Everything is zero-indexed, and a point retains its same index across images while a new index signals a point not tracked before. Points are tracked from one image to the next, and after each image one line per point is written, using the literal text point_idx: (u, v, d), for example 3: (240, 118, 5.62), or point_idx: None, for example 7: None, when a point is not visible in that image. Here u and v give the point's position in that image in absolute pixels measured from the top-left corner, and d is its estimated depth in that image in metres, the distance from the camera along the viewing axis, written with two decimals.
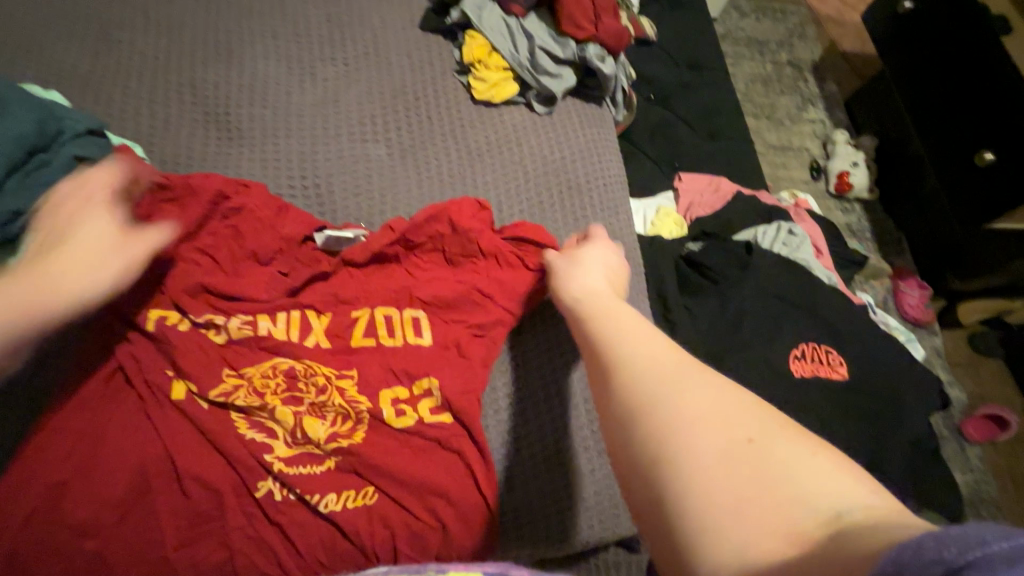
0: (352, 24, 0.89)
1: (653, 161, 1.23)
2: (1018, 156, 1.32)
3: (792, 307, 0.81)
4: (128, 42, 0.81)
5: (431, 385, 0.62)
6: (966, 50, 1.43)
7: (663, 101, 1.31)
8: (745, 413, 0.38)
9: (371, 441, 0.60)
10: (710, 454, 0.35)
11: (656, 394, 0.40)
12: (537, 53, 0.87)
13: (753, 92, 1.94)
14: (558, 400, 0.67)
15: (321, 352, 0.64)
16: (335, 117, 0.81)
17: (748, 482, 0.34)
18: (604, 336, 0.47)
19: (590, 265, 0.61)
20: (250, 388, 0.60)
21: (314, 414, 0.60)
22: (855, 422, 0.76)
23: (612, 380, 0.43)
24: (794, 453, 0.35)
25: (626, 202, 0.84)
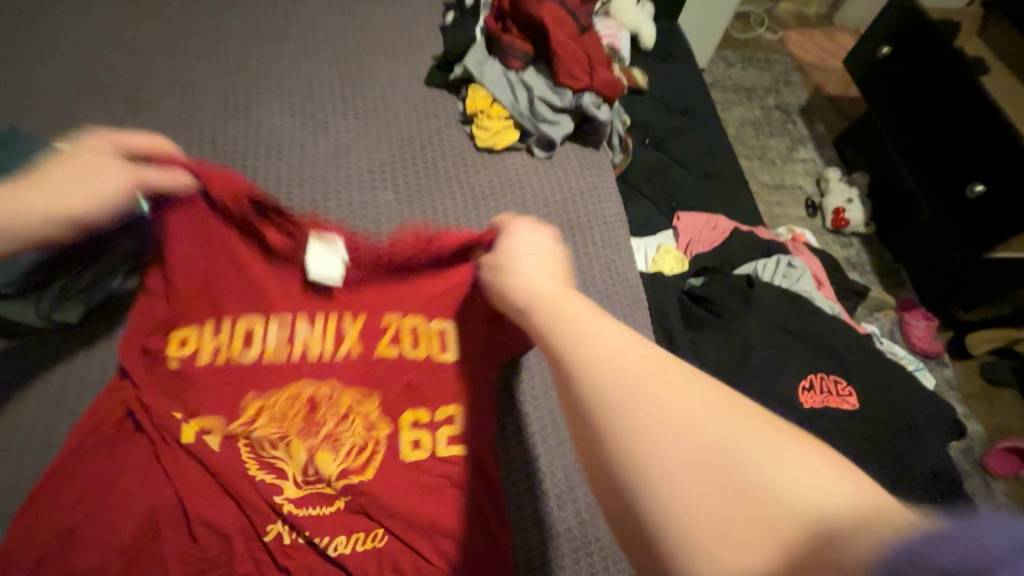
0: (362, 81, 0.95)
1: (651, 202, 1.27)
2: (1008, 186, 1.34)
3: (797, 338, 0.81)
4: (154, 103, 0.86)
5: (452, 409, 0.63)
6: (947, 88, 1.49)
7: (658, 145, 1.36)
8: (709, 401, 0.32)
9: (381, 482, 0.59)
10: (679, 463, 0.30)
11: (613, 398, 0.33)
12: (536, 103, 0.92)
13: (745, 135, 2.02)
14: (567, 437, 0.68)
15: (343, 374, 0.64)
16: (346, 167, 0.85)
17: (722, 488, 0.29)
18: (551, 329, 0.40)
19: (521, 242, 0.53)
20: (270, 417, 0.61)
21: (327, 448, 0.60)
22: (871, 454, 0.75)
23: (567, 386, 0.36)
24: (761, 447, 0.30)
25: (627, 240, 0.86)
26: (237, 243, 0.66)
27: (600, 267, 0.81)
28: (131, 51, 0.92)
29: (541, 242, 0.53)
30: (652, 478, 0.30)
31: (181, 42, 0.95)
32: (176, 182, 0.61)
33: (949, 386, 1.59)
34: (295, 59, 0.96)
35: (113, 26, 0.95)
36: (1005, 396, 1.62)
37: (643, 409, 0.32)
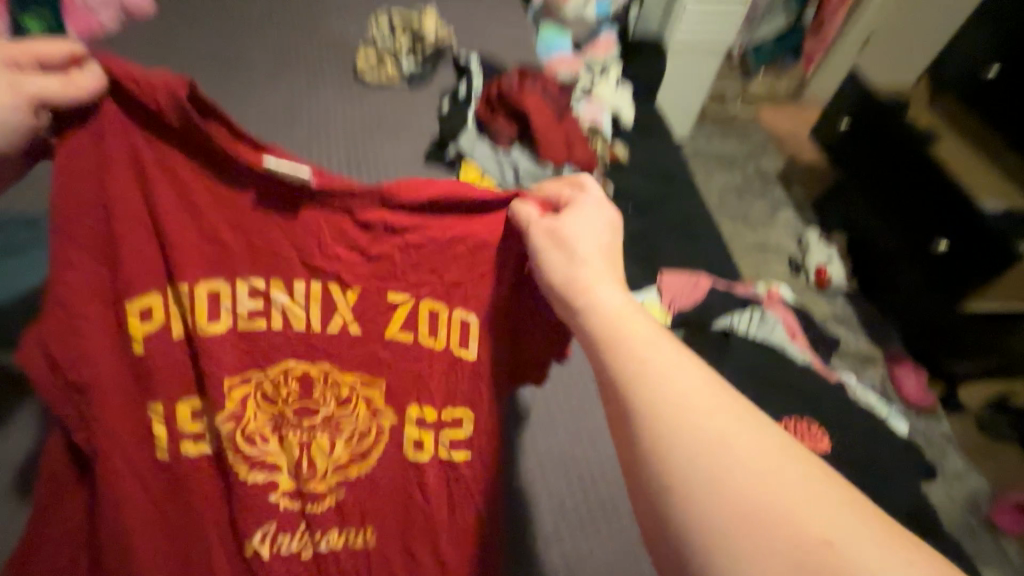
0: (365, 160, 1.06)
1: (637, 262, 1.35)
2: (970, 243, 1.44)
3: (772, 386, 0.85)
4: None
5: (463, 411, 0.60)
6: (905, 157, 1.63)
7: (641, 210, 1.46)
8: (766, 458, 0.36)
9: (376, 488, 0.62)
10: (733, 512, 0.35)
11: (678, 441, 0.37)
12: (520, 176, 1.02)
13: (727, 200, 2.15)
14: (551, 479, 0.71)
15: (337, 351, 0.60)
16: None
17: (790, 554, 0.33)
18: (616, 365, 0.42)
19: (584, 228, 0.51)
20: (263, 394, 0.59)
21: (327, 434, 0.61)
22: None
23: (633, 422, 0.40)
24: (847, 538, 0.33)
25: None
26: (207, 188, 0.53)
27: None
28: None
29: (608, 253, 0.51)
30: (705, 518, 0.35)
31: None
32: (79, 87, 0.45)
33: (946, 439, 1.60)
34: (306, 141, 1.08)
35: None
36: (1005, 450, 1.62)
37: (706, 458, 0.37)
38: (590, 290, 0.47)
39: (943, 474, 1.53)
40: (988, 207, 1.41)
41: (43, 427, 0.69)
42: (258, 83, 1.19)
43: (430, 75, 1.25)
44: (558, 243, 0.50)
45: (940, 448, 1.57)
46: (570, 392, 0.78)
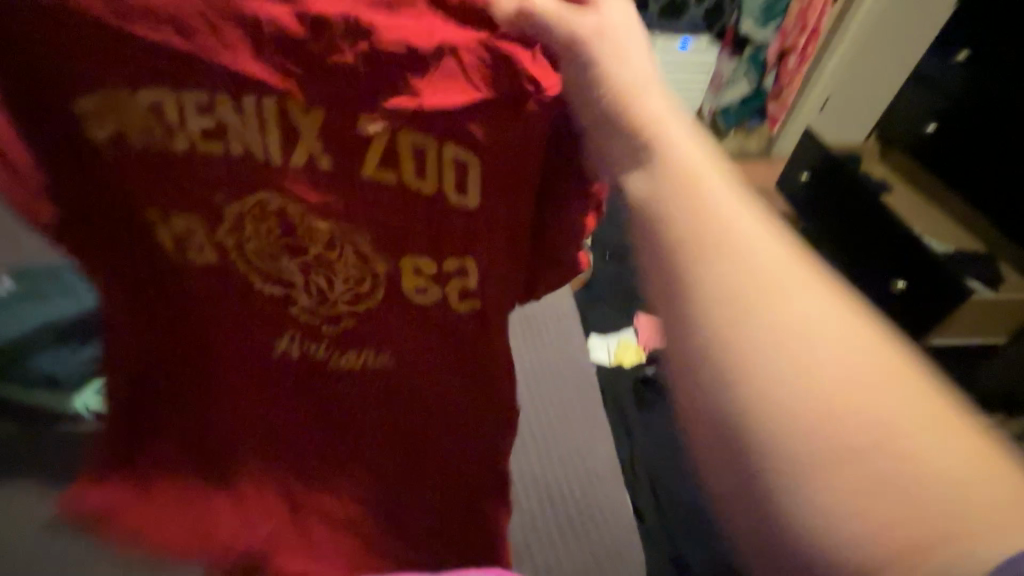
0: None
1: (611, 307, 1.45)
2: (924, 283, 1.53)
3: None
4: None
5: (467, 258, 0.48)
6: (862, 201, 1.72)
7: (617, 257, 1.52)
8: (853, 348, 0.33)
9: (382, 337, 0.56)
10: (812, 398, 0.31)
11: (754, 320, 0.33)
12: None
13: None
14: (527, 501, 0.74)
15: (307, 178, 0.46)
16: None
17: (857, 446, 0.30)
18: (684, 225, 0.34)
19: (637, 40, 0.38)
20: (239, 232, 0.50)
21: (309, 269, 0.52)
22: None
23: (704, 291, 0.34)
24: (923, 434, 0.30)
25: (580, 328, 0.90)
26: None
27: (550, 354, 0.86)
28: None
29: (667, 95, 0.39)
30: (781, 404, 0.32)
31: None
32: None
33: None
34: None
35: None
36: None
37: (788, 339, 0.32)
38: (652, 126, 0.37)
39: None
40: (937, 249, 1.56)
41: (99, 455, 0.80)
42: None
43: None
44: (608, 58, 0.37)
45: None
46: (545, 418, 0.80)
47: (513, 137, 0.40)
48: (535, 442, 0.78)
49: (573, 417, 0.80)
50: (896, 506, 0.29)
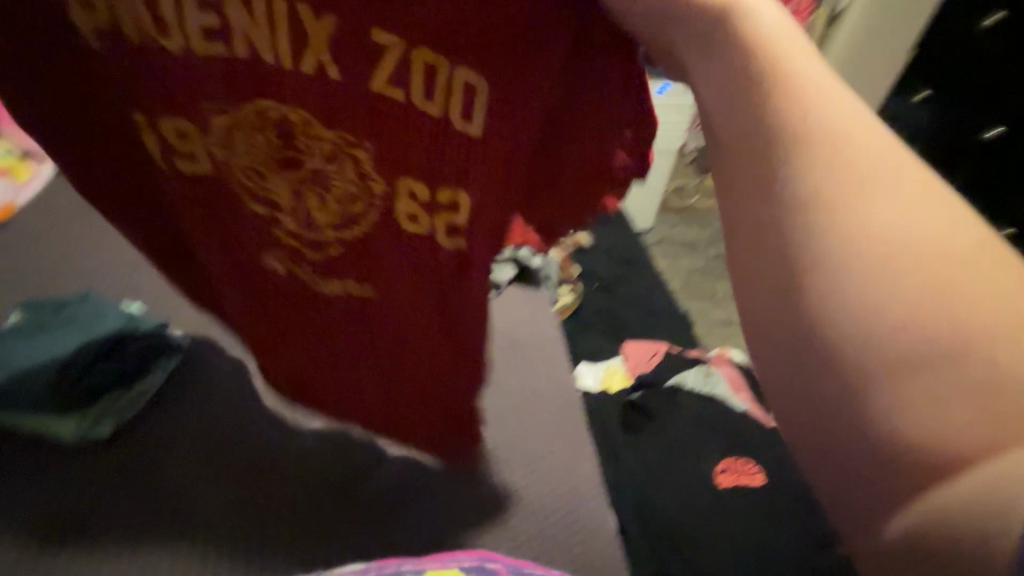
0: None
1: (603, 334, 1.48)
2: None
3: (713, 431, 0.94)
4: (139, 280, 0.97)
5: (459, 196, 0.46)
6: None
7: (606, 288, 1.60)
8: (937, 213, 0.33)
9: (366, 263, 0.58)
10: (883, 264, 0.32)
11: (829, 192, 0.33)
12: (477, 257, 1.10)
13: (692, 283, 2.11)
14: (516, 520, 0.75)
15: (317, 93, 0.46)
16: None
17: (935, 301, 0.31)
18: (771, 93, 0.34)
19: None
20: (245, 137, 0.52)
21: (311, 187, 0.54)
22: (787, 527, 0.82)
23: (775, 164, 0.34)
24: (1000, 296, 0.30)
25: (565, 354, 0.94)
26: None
27: (542, 380, 0.90)
28: None
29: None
30: (848, 272, 0.32)
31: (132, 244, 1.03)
32: None
33: None
34: None
35: None
36: None
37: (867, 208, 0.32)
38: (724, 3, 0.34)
39: None
40: None
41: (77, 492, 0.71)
42: None
43: None
44: None
45: None
46: (533, 437, 0.83)
47: (534, 51, 0.37)
48: (525, 464, 0.80)
49: (557, 435, 0.84)
50: (965, 389, 0.30)
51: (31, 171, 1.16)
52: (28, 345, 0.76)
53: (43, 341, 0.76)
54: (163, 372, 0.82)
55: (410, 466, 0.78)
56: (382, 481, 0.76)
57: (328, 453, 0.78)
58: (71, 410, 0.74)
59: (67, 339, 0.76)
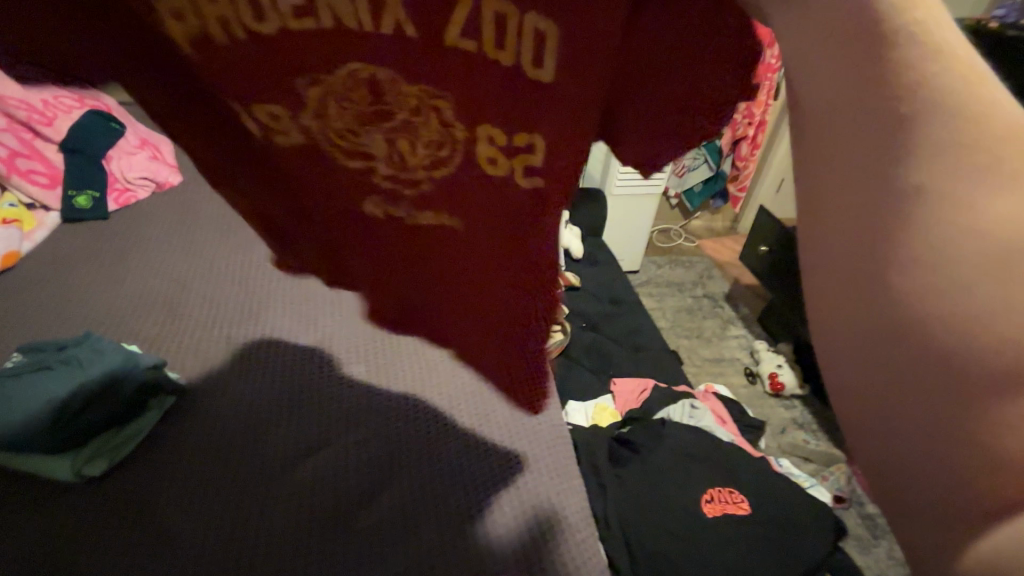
0: None
1: (591, 372, 1.50)
2: None
3: (699, 463, 0.96)
4: (135, 323, 1.00)
5: (535, 140, 0.39)
6: None
7: (594, 327, 1.63)
8: None
9: (469, 212, 0.46)
10: (976, 244, 0.26)
11: (935, 168, 0.26)
12: None
13: (679, 322, 2.15)
14: (500, 552, 0.72)
15: (378, 48, 0.39)
16: (309, 334, 0.99)
17: None
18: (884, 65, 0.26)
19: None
20: (314, 96, 0.42)
21: (397, 138, 0.44)
22: (773, 554, 0.84)
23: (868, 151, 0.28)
24: None
25: (554, 393, 0.97)
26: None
27: (529, 412, 0.92)
28: (137, 256, 1.15)
29: None
30: (941, 266, 0.27)
31: (131, 289, 1.07)
32: None
33: None
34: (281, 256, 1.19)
35: (141, 234, 1.22)
36: None
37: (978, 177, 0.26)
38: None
39: None
40: None
41: (57, 533, 0.70)
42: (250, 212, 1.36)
43: None
44: None
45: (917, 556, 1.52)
46: (525, 467, 0.83)
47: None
48: (521, 499, 0.79)
49: (546, 466, 0.84)
50: None
51: (38, 220, 1.22)
52: (22, 387, 0.77)
53: (42, 381, 0.78)
54: (158, 411, 0.84)
55: (397, 502, 0.77)
56: (367, 519, 0.75)
57: (311, 491, 0.77)
58: (64, 450, 0.75)
59: (68, 379, 0.78)
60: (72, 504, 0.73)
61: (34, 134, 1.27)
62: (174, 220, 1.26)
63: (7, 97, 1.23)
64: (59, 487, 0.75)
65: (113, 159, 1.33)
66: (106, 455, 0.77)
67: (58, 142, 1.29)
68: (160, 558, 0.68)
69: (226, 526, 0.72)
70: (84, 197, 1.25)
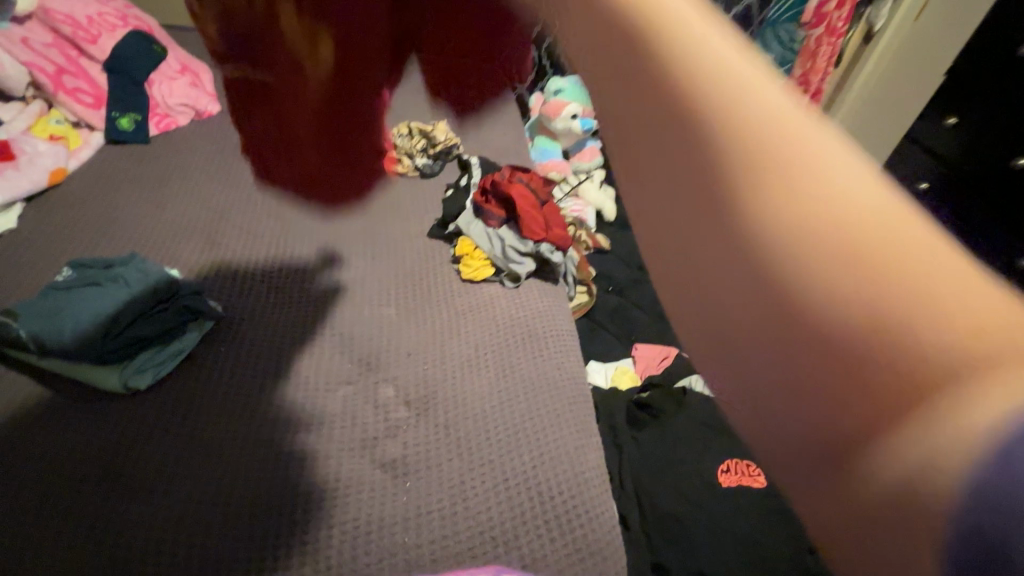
0: None
1: (615, 335, 1.36)
2: None
3: (720, 433, 0.94)
4: (178, 247, 1.02)
5: None
6: (995, 168, 1.49)
7: (620, 292, 1.47)
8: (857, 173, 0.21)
9: None
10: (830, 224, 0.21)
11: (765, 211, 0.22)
12: (506, 248, 1.08)
13: None
14: (517, 492, 0.75)
15: None
16: (350, 281, 1.00)
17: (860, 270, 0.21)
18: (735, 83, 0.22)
19: None
20: None
21: None
22: (776, 525, 0.81)
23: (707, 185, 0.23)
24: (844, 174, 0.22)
25: (577, 350, 0.98)
26: None
27: (550, 365, 0.92)
28: (163, 185, 1.16)
29: None
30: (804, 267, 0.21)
31: (173, 215, 1.09)
32: None
33: None
34: None
35: (182, 160, 1.25)
36: None
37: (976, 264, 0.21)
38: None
39: None
40: None
41: (91, 430, 0.74)
42: None
43: (439, 168, 1.33)
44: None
45: None
46: (548, 419, 0.84)
47: None
48: (528, 447, 0.80)
49: (567, 420, 0.85)
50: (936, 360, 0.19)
51: (83, 139, 1.23)
52: (73, 299, 0.81)
53: (95, 295, 0.81)
54: (197, 334, 0.86)
55: (421, 441, 0.79)
56: (392, 453, 0.77)
57: (335, 423, 0.79)
58: (106, 364, 0.77)
59: (117, 293, 0.82)
60: (102, 408, 0.77)
61: (78, 52, 1.30)
62: (214, 152, 1.28)
63: (55, 14, 1.27)
64: (97, 396, 0.78)
65: (153, 83, 1.34)
66: (148, 371, 0.80)
67: (101, 62, 1.32)
68: (190, 480, 0.71)
69: (256, 452, 0.74)
70: (127, 118, 1.27)
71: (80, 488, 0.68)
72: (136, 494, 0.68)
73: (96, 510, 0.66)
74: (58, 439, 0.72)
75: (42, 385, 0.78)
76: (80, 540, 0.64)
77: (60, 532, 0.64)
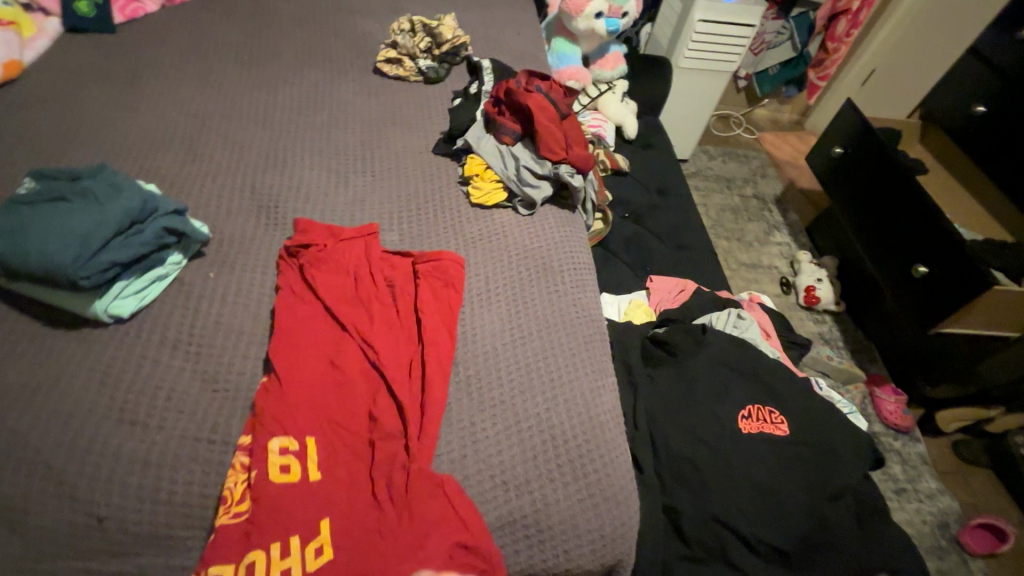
0: (351, 127, 1.03)
1: (629, 265, 1.28)
2: (947, 267, 1.39)
3: (740, 376, 0.92)
4: (152, 157, 0.91)
5: None
6: None
7: (638, 219, 1.38)
8: None
9: None
10: None
11: None
12: (521, 168, 0.96)
13: (724, 222, 1.99)
14: (529, 437, 0.71)
15: None
16: (343, 205, 0.91)
17: None
18: None
19: None
20: None
21: None
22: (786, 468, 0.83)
23: None
24: None
25: (595, 285, 0.91)
26: None
27: (567, 303, 0.86)
28: (134, 84, 1.03)
29: None
30: None
31: (147, 120, 0.97)
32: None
33: (921, 459, 1.54)
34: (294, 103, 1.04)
35: (153, 55, 1.09)
36: (980, 476, 1.54)
37: None
38: None
39: (914, 492, 1.48)
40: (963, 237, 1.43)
41: (78, 359, 0.69)
42: (265, 39, 1.17)
43: (444, 72, 1.17)
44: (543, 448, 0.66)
45: (912, 468, 1.51)
46: (564, 360, 0.79)
47: None
48: (542, 389, 0.75)
49: (583, 360, 0.80)
50: None
51: (37, 26, 1.07)
52: (37, 215, 0.72)
53: (62, 210, 0.73)
54: (181, 257, 0.79)
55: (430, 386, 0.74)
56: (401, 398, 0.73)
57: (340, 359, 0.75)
58: (82, 289, 0.71)
59: (83, 210, 0.73)
60: (87, 336, 0.71)
61: None
62: (189, 46, 1.12)
63: None
64: (83, 323, 0.73)
65: None
66: (131, 296, 0.74)
67: None
68: (186, 415, 0.67)
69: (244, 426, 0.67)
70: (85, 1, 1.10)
71: (64, 421, 0.64)
72: (131, 428, 0.65)
73: (86, 444, 0.63)
74: (42, 369, 0.68)
75: (20, 308, 0.73)
76: (76, 476, 0.61)
77: (51, 467, 0.61)
